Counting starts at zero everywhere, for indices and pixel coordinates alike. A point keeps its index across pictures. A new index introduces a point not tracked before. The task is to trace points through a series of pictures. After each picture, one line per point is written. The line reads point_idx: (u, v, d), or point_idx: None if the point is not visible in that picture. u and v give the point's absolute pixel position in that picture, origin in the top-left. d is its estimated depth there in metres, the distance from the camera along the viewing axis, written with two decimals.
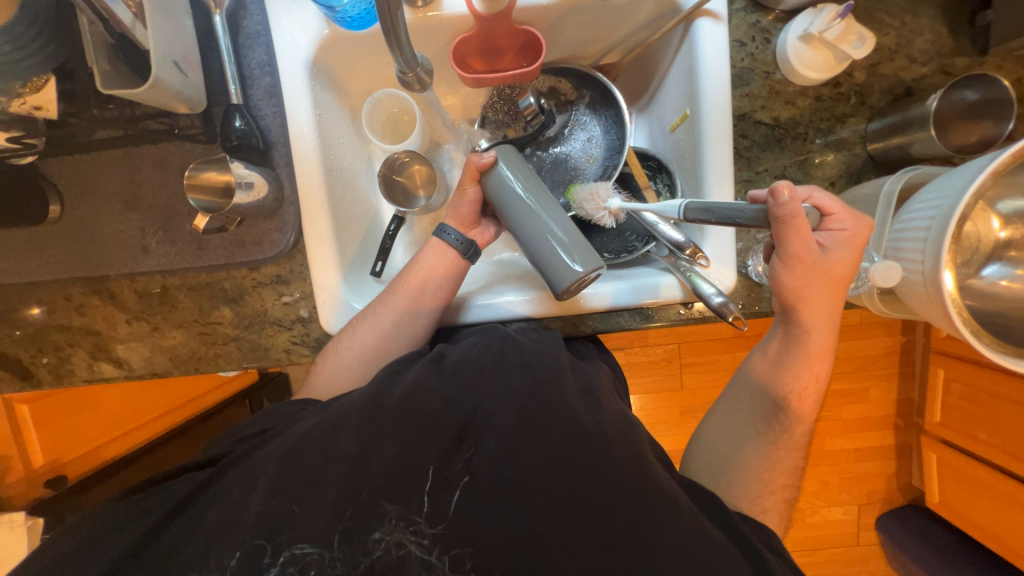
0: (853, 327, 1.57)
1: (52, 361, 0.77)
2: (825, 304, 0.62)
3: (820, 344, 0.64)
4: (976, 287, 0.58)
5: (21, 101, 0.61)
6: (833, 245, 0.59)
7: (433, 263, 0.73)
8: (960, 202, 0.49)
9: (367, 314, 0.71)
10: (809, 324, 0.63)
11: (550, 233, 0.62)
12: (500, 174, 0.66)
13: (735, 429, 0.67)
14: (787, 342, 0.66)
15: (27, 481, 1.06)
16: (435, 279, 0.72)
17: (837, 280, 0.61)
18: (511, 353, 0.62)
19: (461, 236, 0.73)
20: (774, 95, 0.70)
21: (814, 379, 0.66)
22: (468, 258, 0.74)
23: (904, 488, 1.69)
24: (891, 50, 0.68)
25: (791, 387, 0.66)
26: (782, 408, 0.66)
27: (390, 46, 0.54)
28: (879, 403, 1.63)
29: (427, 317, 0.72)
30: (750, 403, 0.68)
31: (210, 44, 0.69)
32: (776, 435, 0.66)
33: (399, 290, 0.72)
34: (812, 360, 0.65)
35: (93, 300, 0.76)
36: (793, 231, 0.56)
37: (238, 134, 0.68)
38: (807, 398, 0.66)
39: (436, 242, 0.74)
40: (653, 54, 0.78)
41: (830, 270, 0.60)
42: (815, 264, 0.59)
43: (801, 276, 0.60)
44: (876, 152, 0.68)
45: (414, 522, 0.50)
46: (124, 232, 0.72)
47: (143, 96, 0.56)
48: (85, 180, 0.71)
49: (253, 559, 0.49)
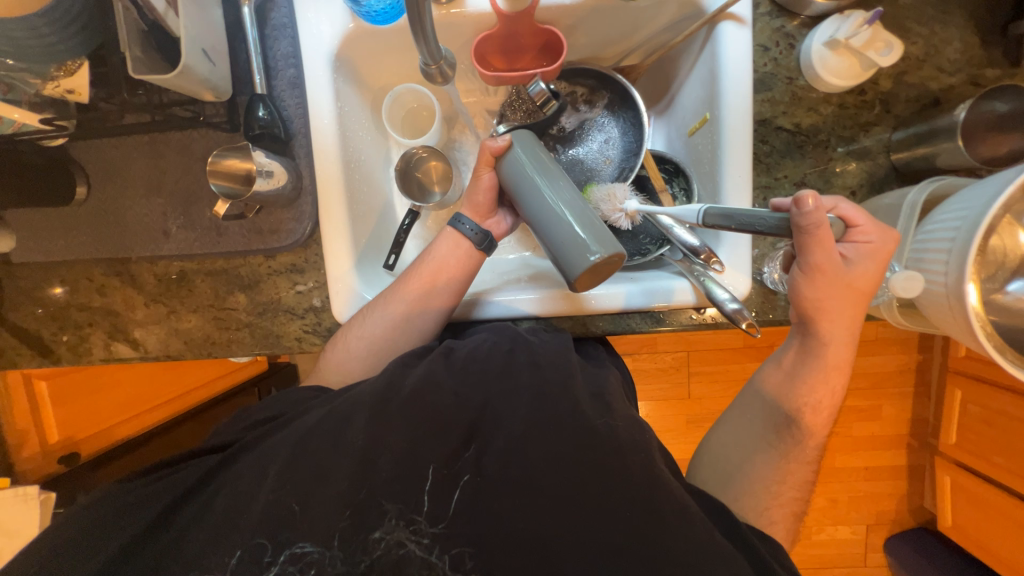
0: (869, 343, 1.54)
1: (72, 339, 0.79)
2: (844, 317, 0.61)
3: (837, 358, 0.63)
4: (1000, 303, 0.56)
5: (55, 84, 0.64)
6: (856, 257, 0.58)
7: (446, 256, 0.73)
8: (987, 214, 0.48)
9: (378, 304, 0.72)
10: (826, 336, 0.62)
11: (559, 213, 0.58)
12: (513, 156, 0.64)
13: (744, 438, 0.66)
14: (803, 353, 0.65)
15: (41, 457, 1.06)
16: (447, 272, 0.72)
17: (859, 294, 0.59)
18: (521, 353, 0.61)
19: (477, 227, 0.73)
20: (796, 101, 0.69)
21: (829, 395, 0.64)
22: (483, 251, 0.73)
23: (915, 510, 1.65)
24: (919, 58, 0.67)
25: (806, 400, 0.64)
26: (794, 419, 0.64)
27: (414, 35, 0.54)
28: (892, 421, 1.60)
29: (438, 310, 0.72)
30: (762, 414, 0.66)
31: (237, 34, 0.70)
32: (786, 447, 0.64)
33: (411, 282, 0.72)
34: (829, 375, 0.64)
35: (113, 281, 0.77)
36: (814, 241, 0.55)
37: (260, 123, 0.69)
38: (821, 410, 0.64)
39: (450, 233, 0.74)
40: (674, 57, 0.78)
41: (852, 283, 0.59)
42: (836, 277, 0.58)
43: (822, 287, 0.59)
44: (899, 162, 0.67)
45: (414, 522, 0.50)
46: (147, 216, 0.74)
47: (172, 82, 0.58)
48: (112, 164, 0.73)
49: (253, 558, 0.49)
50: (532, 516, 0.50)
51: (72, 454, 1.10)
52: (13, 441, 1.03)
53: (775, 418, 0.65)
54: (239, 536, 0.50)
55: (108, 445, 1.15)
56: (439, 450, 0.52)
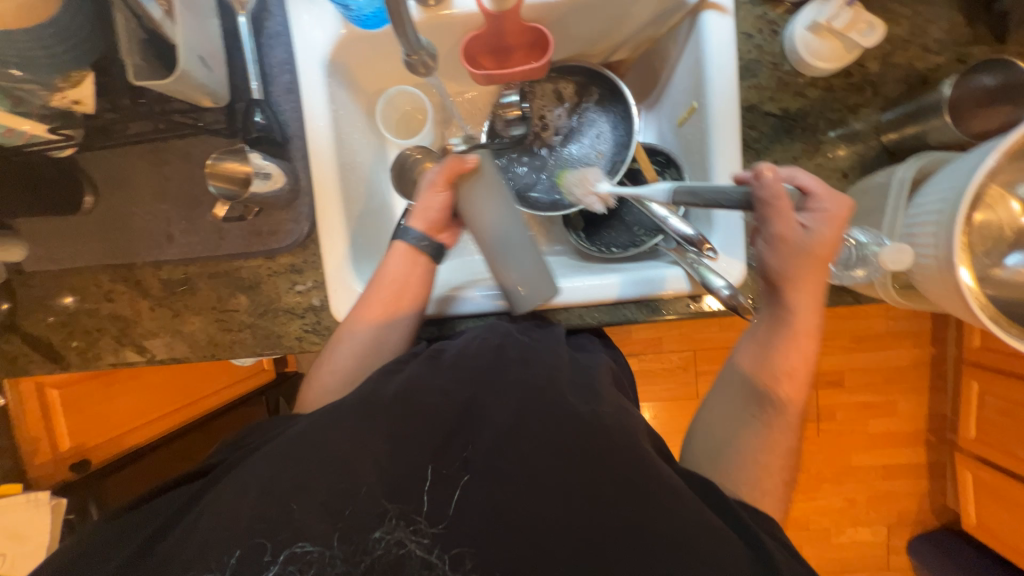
0: (881, 336, 1.50)
1: (81, 345, 0.81)
2: (811, 284, 0.59)
3: (808, 325, 0.61)
4: (999, 278, 0.56)
5: (61, 95, 0.67)
6: (817, 225, 0.58)
7: (401, 273, 0.68)
8: (972, 182, 0.48)
9: (344, 335, 0.68)
10: (799, 311, 0.60)
11: (516, 262, 0.67)
12: (483, 185, 0.67)
13: (734, 413, 0.64)
14: (774, 325, 0.62)
15: (53, 463, 1.08)
16: (411, 290, 0.69)
17: (822, 263, 0.59)
18: (511, 348, 0.62)
19: (421, 236, 0.69)
20: (783, 86, 0.69)
21: (805, 364, 0.61)
22: (434, 260, 0.70)
23: (937, 509, 1.60)
24: (904, 39, 0.67)
25: (783, 372, 0.61)
26: (772, 387, 0.62)
27: (394, 25, 0.55)
28: (908, 417, 1.56)
29: (405, 328, 0.69)
30: (743, 385, 0.64)
31: (234, 43, 0.72)
32: (769, 417, 0.62)
33: (371, 305, 0.68)
34: (802, 342, 0.61)
35: (120, 286, 0.80)
36: (777, 209, 0.56)
37: (257, 128, 0.72)
38: (800, 381, 0.62)
39: (399, 244, 0.69)
40: (662, 50, 0.79)
41: (817, 251, 0.58)
42: (802, 245, 0.57)
43: (786, 257, 0.58)
44: (890, 143, 0.67)
45: (414, 522, 0.48)
46: (151, 221, 0.76)
47: (169, 87, 0.60)
48: (118, 173, 0.76)
49: (252, 559, 0.46)
50: (532, 505, 0.48)
51: (83, 461, 1.12)
52: (27, 449, 1.05)
53: (756, 385, 0.63)
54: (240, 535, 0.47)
55: (118, 452, 1.18)
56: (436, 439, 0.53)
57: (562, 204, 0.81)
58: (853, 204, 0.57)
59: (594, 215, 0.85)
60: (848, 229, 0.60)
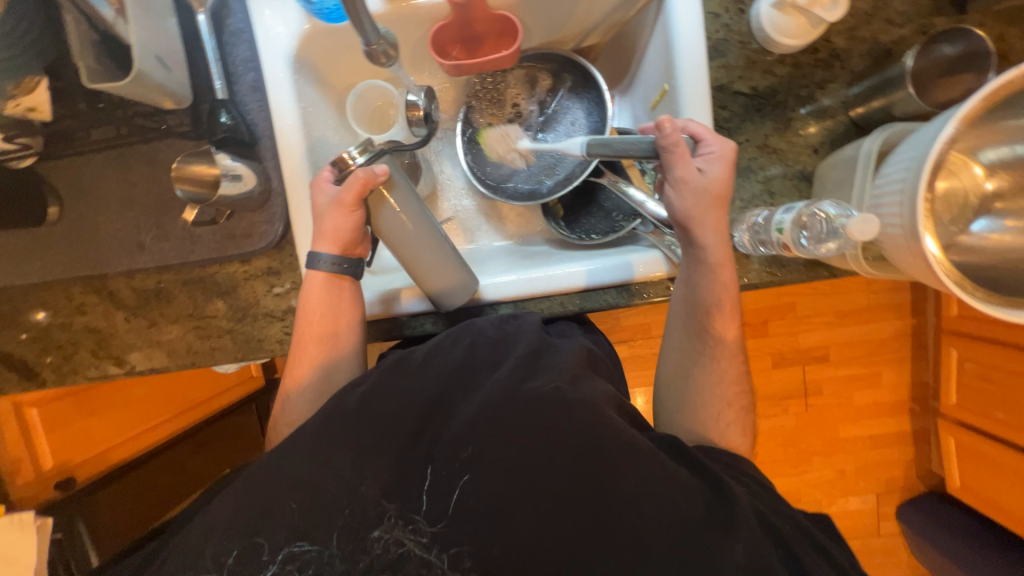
0: (862, 310, 1.53)
1: (56, 360, 0.79)
2: (717, 221, 0.63)
3: (722, 255, 0.64)
4: (966, 244, 0.57)
5: (14, 102, 0.64)
6: (710, 168, 0.62)
7: (324, 304, 0.67)
8: (932, 151, 0.48)
9: (291, 382, 0.68)
10: (710, 246, 0.63)
11: (438, 265, 0.67)
12: (397, 196, 0.66)
13: (686, 355, 0.68)
14: (694, 264, 0.65)
15: (37, 483, 1.03)
16: (342, 317, 0.68)
17: (720, 200, 0.63)
18: (482, 347, 0.61)
19: (337, 259, 0.67)
20: (751, 65, 0.70)
21: (727, 290, 0.65)
22: (354, 276, 0.69)
23: (923, 475, 1.65)
24: (868, 13, 0.68)
25: (710, 300, 0.65)
26: (702, 315, 0.66)
27: (349, 14, 0.56)
28: (892, 387, 1.59)
29: (348, 352, 0.69)
30: (682, 317, 0.68)
31: (195, 43, 0.71)
32: (707, 346, 0.67)
33: (304, 341, 0.68)
34: (721, 272, 0.64)
35: (93, 298, 0.78)
36: (674, 156, 0.60)
37: (223, 128, 0.69)
38: (725, 309, 0.65)
39: (314, 275, 0.67)
40: (632, 34, 0.79)
41: (713, 190, 0.62)
42: (700, 185, 0.61)
43: (690, 199, 0.62)
44: (858, 117, 0.68)
45: (413, 521, 0.48)
46: (120, 230, 0.74)
47: (126, 89, 0.58)
48: (81, 181, 0.73)
49: (251, 556, 0.46)
50: (523, 495, 0.48)
51: (70, 478, 1.08)
52: (6, 470, 1.00)
53: (691, 316, 0.67)
54: (235, 536, 0.47)
55: (105, 469, 1.15)
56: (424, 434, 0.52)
57: (540, 192, 0.82)
58: (734, 145, 0.62)
59: (574, 202, 0.85)
60: (817, 203, 0.59)
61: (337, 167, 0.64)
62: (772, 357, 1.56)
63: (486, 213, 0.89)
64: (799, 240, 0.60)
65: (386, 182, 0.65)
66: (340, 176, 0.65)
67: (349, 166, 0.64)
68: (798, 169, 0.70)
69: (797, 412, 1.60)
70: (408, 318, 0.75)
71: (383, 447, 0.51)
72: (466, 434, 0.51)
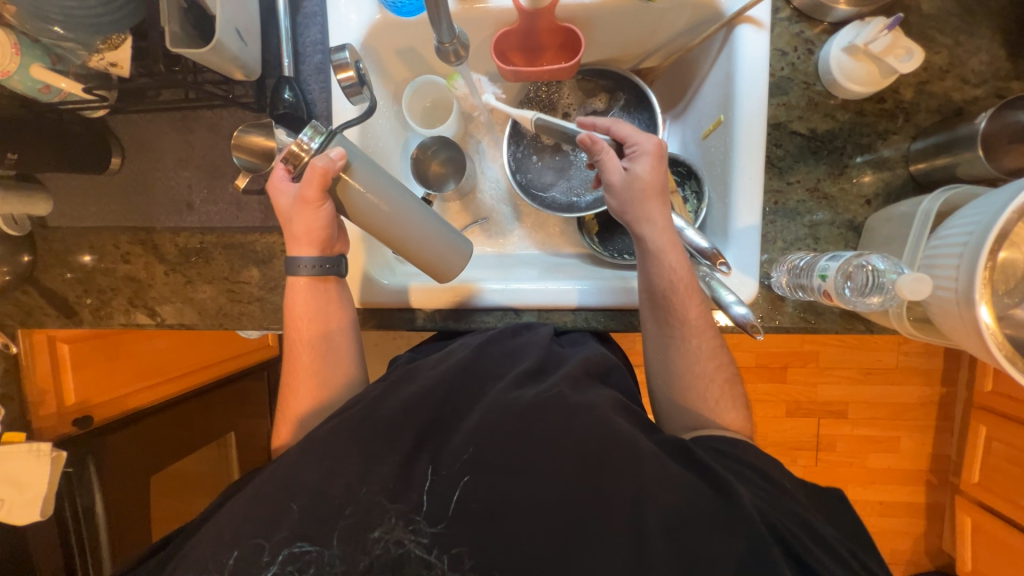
0: (890, 371, 1.47)
1: (95, 303, 0.83)
2: (657, 211, 0.63)
3: (666, 241, 0.62)
4: (1018, 318, 0.54)
5: (99, 57, 0.65)
6: (635, 165, 0.63)
7: (312, 309, 0.67)
8: (1000, 219, 0.47)
9: (288, 389, 0.67)
10: (648, 236, 0.63)
11: (419, 240, 0.65)
12: (361, 177, 0.61)
13: (664, 346, 0.65)
14: (642, 256, 0.64)
15: (58, 416, 1.03)
16: (331, 318, 0.68)
17: (656, 190, 0.63)
18: (495, 347, 0.62)
19: (318, 261, 0.65)
20: (813, 106, 0.69)
21: (679, 272, 0.63)
22: (339, 275, 0.68)
23: (932, 552, 1.57)
24: (942, 68, 0.66)
25: (664, 284, 0.63)
26: (661, 303, 0.64)
27: (430, 11, 0.59)
28: (911, 455, 1.52)
29: (343, 355, 0.69)
30: (647, 311, 0.66)
31: (271, 21, 0.73)
32: (675, 331, 0.64)
33: (296, 348, 0.68)
34: (667, 255, 0.63)
35: (138, 249, 0.81)
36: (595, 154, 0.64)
37: (285, 104, 0.72)
38: (681, 290, 0.63)
39: (296, 280, 0.66)
40: (692, 61, 0.79)
41: (642, 183, 0.62)
42: (625, 180, 0.63)
43: (620, 194, 0.64)
44: (918, 173, 0.66)
45: (414, 522, 0.48)
46: (173, 187, 0.77)
47: (203, 57, 0.61)
48: (146, 138, 0.77)
49: (251, 560, 0.47)
50: (529, 505, 0.47)
51: (87, 417, 1.09)
52: (33, 398, 0.98)
53: (652, 306, 0.65)
54: (239, 536, 0.48)
55: (117, 412, 1.17)
56: (438, 434, 0.53)
57: (577, 206, 0.83)
58: (658, 139, 0.63)
59: (609, 220, 0.85)
60: (865, 255, 0.58)
61: (290, 163, 0.60)
62: (787, 405, 1.52)
63: (522, 219, 0.89)
64: (842, 290, 0.58)
65: (345, 168, 0.60)
66: (296, 170, 0.61)
67: (302, 158, 0.60)
68: (848, 218, 0.69)
69: (806, 465, 1.54)
70: (433, 312, 0.75)
71: (396, 436, 0.52)
72: (479, 439, 0.51)
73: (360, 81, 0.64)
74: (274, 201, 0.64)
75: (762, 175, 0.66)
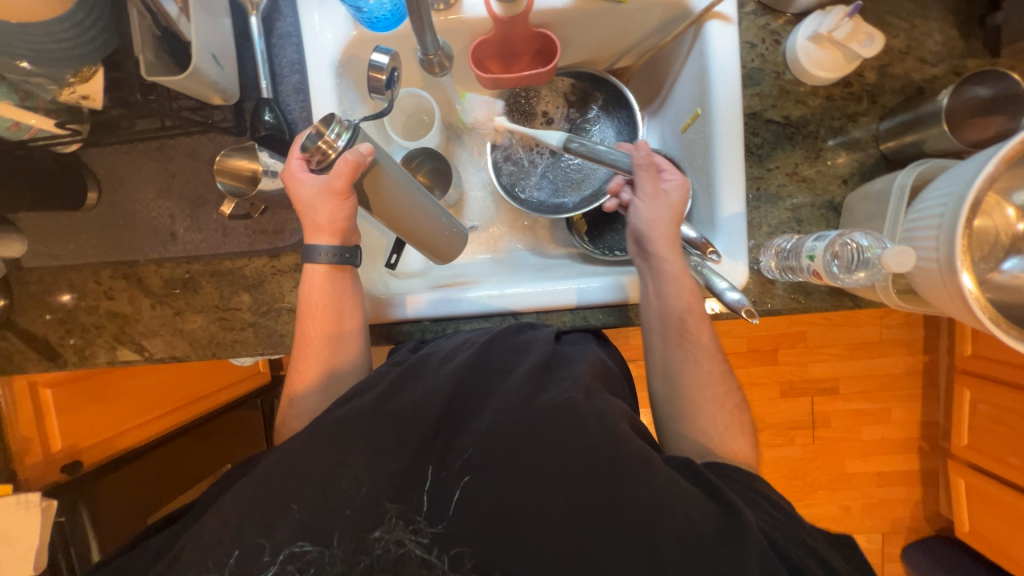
0: (876, 345, 1.52)
1: (78, 343, 0.80)
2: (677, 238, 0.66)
3: (684, 267, 0.65)
4: (997, 281, 0.57)
5: (70, 90, 0.63)
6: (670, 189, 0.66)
7: (327, 299, 0.66)
8: (971, 188, 0.49)
9: (291, 390, 0.67)
10: (673, 257, 0.65)
11: (440, 236, 0.70)
12: (383, 175, 0.62)
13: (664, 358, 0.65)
14: (659, 281, 0.66)
15: (44, 465, 1.01)
16: (345, 318, 0.67)
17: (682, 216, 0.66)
18: (501, 342, 0.62)
19: (337, 249, 0.65)
20: (785, 94, 0.71)
21: (694, 299, 0.66)
22: (354, 265, 0.67)
23: (930, 517, 1.61)
24: (901, 51, 0.70)
25: (681, 308, 0.65)
26: (674, 326, 0.65)
27: (413, 27, 0.60)
28: (902, 424, 1.57)
29: (351, 356, 0.68)
30: (657, 331, 0.67)
31: (245, 44, 0.73)
32: (690, 352, 0.65)
33: (308, 339, 0.66)
34: (682, 282, 0.65)
35: (120, 284, 0.79)
36: (647, 173, 0.65)
37: (267, 127, 0.71)
38: (696, 312, 0.65)
39: (314, 269, 0.66)
40: (665, 58, 0.81)
41: (674, 207, 0.65)
42: (663, 202, 0.65)
43: (654, 212, 0.65)
44: (888, 151, 0.69)
45: (414, 522, 0.47)
46: (154, 218, 0.76)
47: (183, 84, 0.61)
48: (123, 171, 0.75)
49: (251, 559, 0.46)
50: (536, 501, 0.47)
51: (75, 462, 1.07)
52: (17, 448, 0.98)
53: (665, 328, 0.66)
54: (236, 536, 0.46)
55: (109, 454, 1.15)
56: (447, 431, 0.52)
57: (564, 207, 0.83)
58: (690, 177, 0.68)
59: (598, 219, 0.86)
60: (848, 233, 0.60)
61: (314, 157, 0.59)
62: (781, 386, 1.55)
63: (512, 224, 0.90)
64: (831, 268, 0.60)
65: (373, 164, 0.61)
66: (320, 165, 0.59)
67: (329, 154, 0.58)
68: (827, 199, 0.71)
69: (805, 443, 1.58)
70: (431, 323, 0.75)
71: (403, 437, 0.51)
72: (488, 437, 0.51)
73: (389, 82, 0.67)
74: (294, 191, 0.63)
75: (743, 164, 0.67)
